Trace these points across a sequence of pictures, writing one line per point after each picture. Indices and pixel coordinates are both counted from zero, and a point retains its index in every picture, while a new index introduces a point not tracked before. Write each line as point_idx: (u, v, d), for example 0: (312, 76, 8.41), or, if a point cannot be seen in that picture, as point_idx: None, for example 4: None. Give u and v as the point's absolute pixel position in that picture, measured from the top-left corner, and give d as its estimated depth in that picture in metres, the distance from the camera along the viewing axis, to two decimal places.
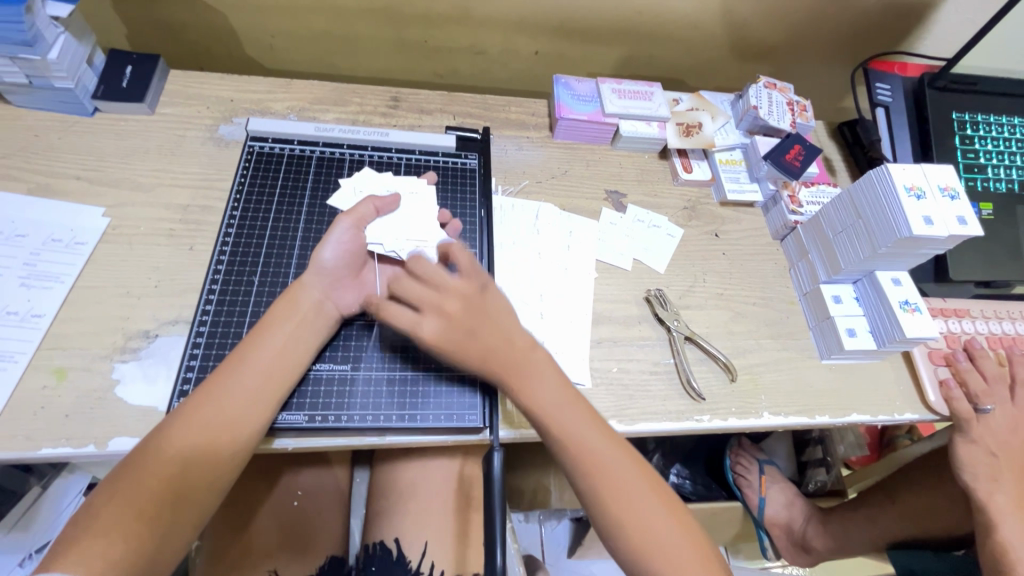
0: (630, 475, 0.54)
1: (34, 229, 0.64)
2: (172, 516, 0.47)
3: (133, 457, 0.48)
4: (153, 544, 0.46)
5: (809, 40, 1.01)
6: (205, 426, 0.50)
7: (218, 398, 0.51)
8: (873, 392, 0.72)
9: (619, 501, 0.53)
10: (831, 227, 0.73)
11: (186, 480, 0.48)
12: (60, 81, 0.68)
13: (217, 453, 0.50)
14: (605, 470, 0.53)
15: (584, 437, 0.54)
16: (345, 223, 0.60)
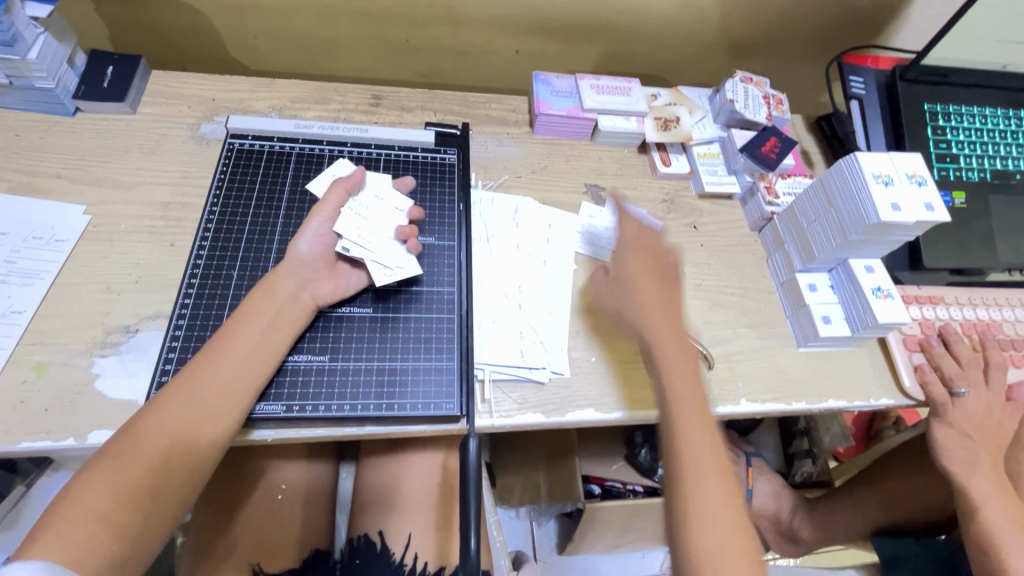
0: (702, 423, 0.54)
1: (15, 227, 0.64)
2: (152, 503, 0.48)
3: (113, 446, 0.48)
4: (133, 529, 0.46)
5: (786, 36, 1.03)
6: (185, 414, 0.51)
7: (197, 386, 0.52)
8: (850, 378, 0.73)
9: (689, 440, 0.53)
10: (805, 217, 0.74)
11: (166, 467, 0.49)
12: (41, 81, 0.69)
13: (199, 440, 0.51)
14: (685, 409, 0.55)
15: (677, 382, 0.56)
16: (319, 216, 0.62)
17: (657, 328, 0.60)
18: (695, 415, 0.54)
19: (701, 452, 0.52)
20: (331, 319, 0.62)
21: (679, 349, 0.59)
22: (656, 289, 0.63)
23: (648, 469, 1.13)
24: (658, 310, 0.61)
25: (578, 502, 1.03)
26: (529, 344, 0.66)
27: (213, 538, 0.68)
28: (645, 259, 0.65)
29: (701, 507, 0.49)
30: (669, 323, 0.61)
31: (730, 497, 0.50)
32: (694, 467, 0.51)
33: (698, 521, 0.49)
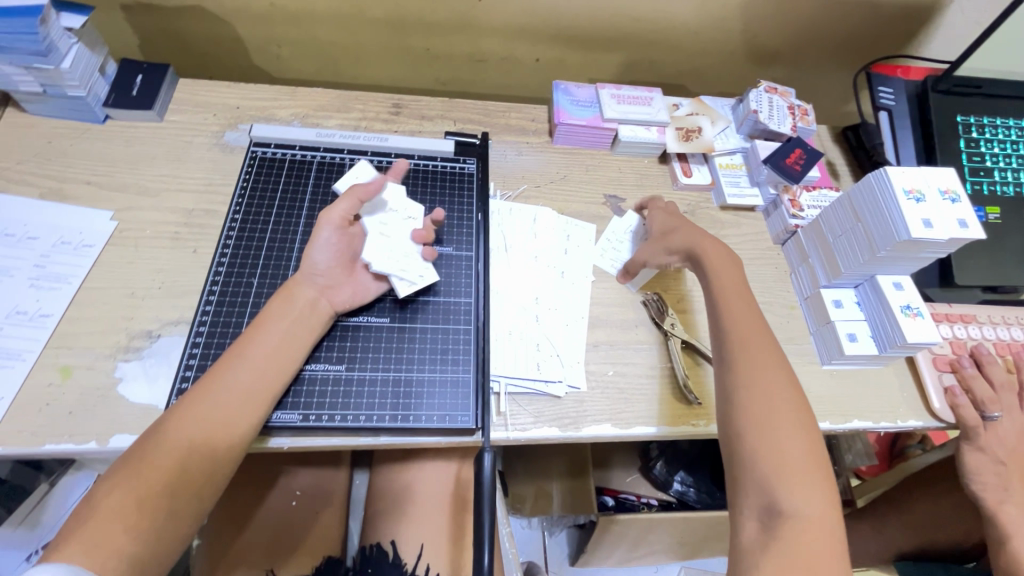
0: (778, 377, 0.57)
1: (45, 233, 0.66)
2: (170, 515, 0.48)
3: (130, 459, 0.48)
4: (150, 544, 0.46)
5: (812, 44, 1.01)
6: (200, 425, 0.51)
7: (211, 398, 0.52)
8: (876, 398, 0.71)
9: (764, 395, 0.56)
10: (831, 231, 0.72)
11: (183, 479, 0.49)
12: (73, 90, 0.70)
13: (217, 451, 0.51)
14: (758, 364, 0.58)
15: (747, 335, 0.60)
16: (327, 226, 0.61)
17: (726, 281, 0.65)
18: (768, 370, 0.57)
19: (779, 404, 0.55)
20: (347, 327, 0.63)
21: (748, 304, 0.63)
22: (719, 250, 0.68)
23: (663, 482, 1.12)
24: (719, 263, 0.66)
25: (590, 514, 1.02)
26: (546, 357, 0.65)
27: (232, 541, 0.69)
28: (692, 232, 0.70)
29: (788, 459, 0.52)
30: (737, 283, 0.65)
31: (810, 451, 0.53)
32: (773, 421, 0.54)
33: (787, 472, 0.51)
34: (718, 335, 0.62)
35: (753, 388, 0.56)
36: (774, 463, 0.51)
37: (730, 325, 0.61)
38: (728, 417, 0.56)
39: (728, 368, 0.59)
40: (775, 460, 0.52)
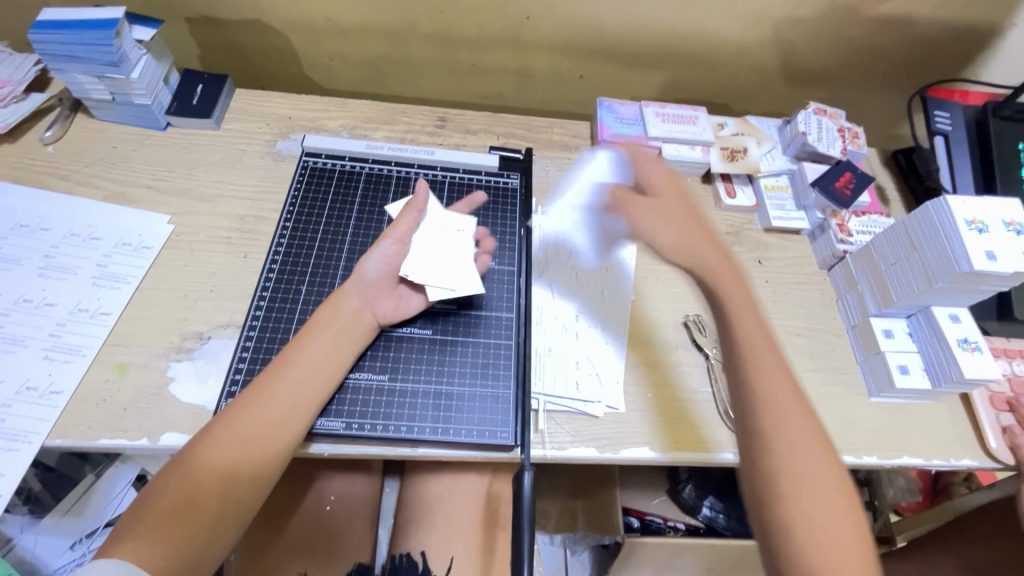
0: (807, 434, 0.53)
1: (107, 234, 0.69)
2: (212, 531, 0.49)
3: (171, 474, 0.49)
4: (194, 557, 0.47)
5: (863, 66, 0.99)
6: (241, 440, 0.51)
7: (251, 413, 0.52)
8: (927, 434, 0.68)
9: (795, 458, 0.51)
10: (883, 258, 0.70)
11: (225, 494, 0.50)
12: (139, 98, 0.74)
13: (258, 467, 0.52)
14: (790, 422, 0.53)
15: (774, 385, 0.54)
16: (384, 240, 0.63)
17: (747, 315, 0.57)
18: (796, 429, 0.53)
19: (814, 465, 0.51)
20: (390, 338, 0.63)
21: (769, 343, 0.57)
22: (705, 235, 0.62)
23: (691, 507, 1.09)
24: (730, 278, 0.59)
25: (616, 535, 1.00)
26: (585, 375, 0.65)
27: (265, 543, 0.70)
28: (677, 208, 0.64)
29: (828, 529, 0.49)
30: (739, 290, 0.59)
31: (847, 515, 0.50)
32: (809, 487, 0.50)
33: (828, 546, 0.48)
34: (740, 381, 0.56)
35: (783, 450, 0.52)
36: (814, 536, 0.48)
37: (748, 367, 0.55)
38: (757, 479, 0.52)
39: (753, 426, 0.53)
40: (813, 530, 0.48)
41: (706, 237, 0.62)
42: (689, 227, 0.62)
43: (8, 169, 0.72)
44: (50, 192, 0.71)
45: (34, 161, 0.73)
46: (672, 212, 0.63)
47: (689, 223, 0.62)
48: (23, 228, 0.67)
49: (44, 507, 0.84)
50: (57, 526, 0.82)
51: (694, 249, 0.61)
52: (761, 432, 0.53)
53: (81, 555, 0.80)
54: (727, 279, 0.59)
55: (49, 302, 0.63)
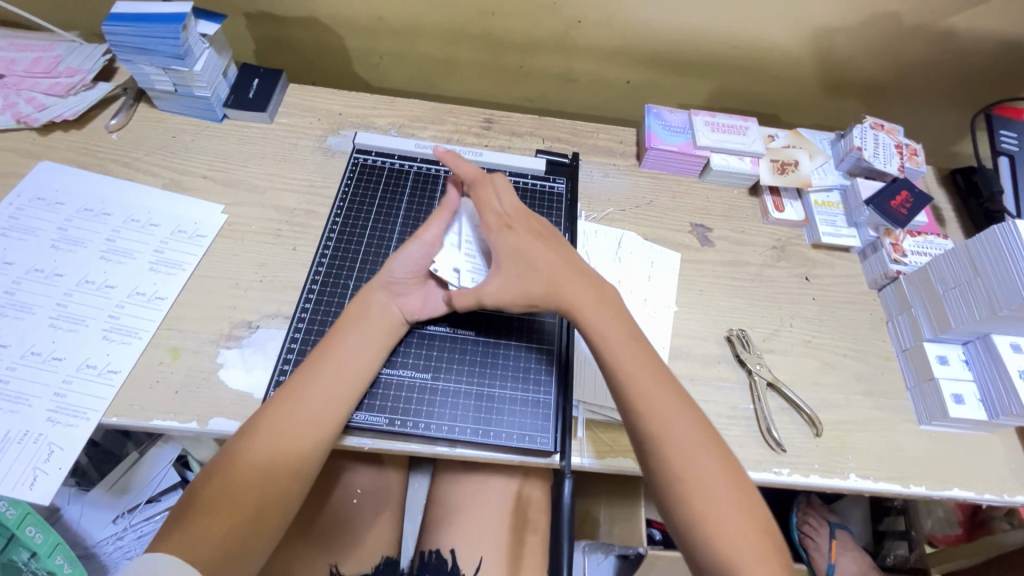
0: (694, 431, 0.53)
1: (164, 220, 0.71)
2: (240, 523, 0.49)
3: (212, 475, 0.51)
4: (236, 544, 0.49)
5: (922, 81, 0.95)
6: (278, 441, 0.53)
7: (285, 416, 0.53)
8: (979, 467, 0.65)
9: (683, 454, 0.52)
10: (940, 281, 0.67)
11: (264, 495, 0.51)
12: (200, 90, 0.76)
13: (295, 467, 0.53)
14: (662, 416, 0.54)
15: (643, 380, 0.55)
16: (415, 241, 0.62)
17: (607, 334, 0.58)
18: (680, 424, 0.53)
19: (713, 469, 0.52)
20: (428, 333, 0.64)
21: (635, 341, 0.58)
22: (555, 255, 0.61)
23: None
24: (590, 304, 0.59)
25: (639, 547, 0.98)
26: None
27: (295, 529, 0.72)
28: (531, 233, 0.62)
29: (719, 529, 0.50)
30: (603, 303, 0.59)
31: (755, 526, 0.50)
32: (699, 485, 0.51)
33: (730, 546, 0.49)
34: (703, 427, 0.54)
35: (668, 447, 0.52)
36: (713, 536, 0.49)
37: (620, 353, 0.57)
38: (689, 529, 0.51)
39: (701, 475, 0.52)
40: (723, 530, 0.49)
41: (564, 267, 0.60)
42: (544, 259, 0.60)
43: (74, 155, 0.75)
44: (113, 178, 0.73)
45: (99, 147, 0.76)
46: (535, 244, 0.61)
47: (547, 256, 0.60)
48: (87, 212, 0.70)
49: (89, 481, 0.87)
50: (99, 500, 0.87)
51: (552, 288, 0.59)
52: (639, 419, 0.54)
53: (120, 529, 0.87)
54: (586, 302, 0.59)
55: (109, 284, 0.65)
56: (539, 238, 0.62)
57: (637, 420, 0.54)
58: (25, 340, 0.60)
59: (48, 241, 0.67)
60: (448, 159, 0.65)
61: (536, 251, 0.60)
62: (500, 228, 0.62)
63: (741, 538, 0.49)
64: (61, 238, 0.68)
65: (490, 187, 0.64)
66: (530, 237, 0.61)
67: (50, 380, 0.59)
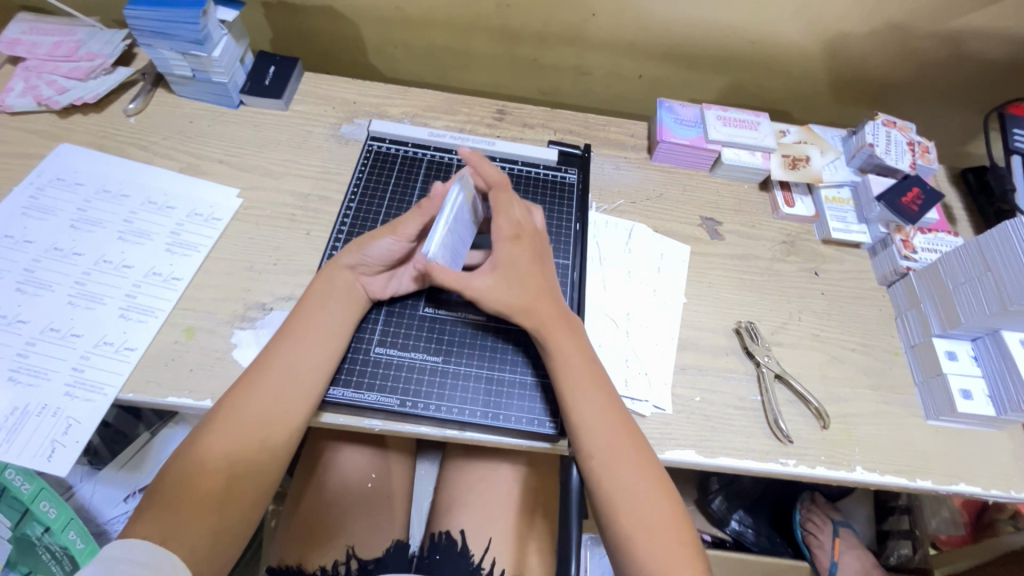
0: (630, 457, 0.54)
1: (181, 203, 0.72)
2: (224, 506, 0.51)
3: (176, 467, 0.52)
4: (219, 525, 0.51)
5: (935, 80, 0.95)
6: (242, 430, 0.53)
7: (244, 404, 0.54)
8: (987, 463, 0.65)
9: (614, 477, 0.54)
10: (951, 277, 0.68)
11: (233, 484, 0.52)
12: (217, 76, 0.77)
13: (257, 456, 0.54)
14: (601, 441, 0.55)
15: (589, 405, 0.56)
16: (389, 235, 0.62)
17: (563, 355, 0.58)
18: (617, 449, 0.55)
19: (641, 496, 0.53)
20: (405, 314, 0.65)
21: (588, 365, 0.58)
22: (538, 278, 0.60)
23: (720, 519, 1.06)
24: (554, 326, 0.59)
25: None
26: (634, 373, 0.66)
27: (300, 515, 0.73)
28: (529, 253, 0.61)
29: (635, 553, 0.51)
30: (566, 328, 0.59)
31: (685, 547, 0.52)
32: (632, 504, 0.53)
33: (642, 567, 0.51)
34: (642, 450, 0.56)
35: (600, 470, 0.54)
36: (641, 556, 0.51)
37: (571, 375, 0.57)
38: (618, 549, 0.53)
39: (633, 500, 0.53)
40: (645, 545, 0.51)
41: (542, 289, 0.60)
42: (530, 281, 0.59)
43: (94, 137, 0.76)
44: (131, 161, 0.74)
45: (118, 130, 0.77)
46: (527, 264, 0.60)
47: (531, 277, 0.60)
48: (105, 193, 0.71)
49: (101, 460, 0.89)
50: (113, 480, 0.88)
51: (527, 307, 0.58)
52: (581, 441, 0.55)
53: (130, 508, 0.88)
54: (552, 324, 0.58)
55: (126, 264, 0.66)
56: (532, 257, 0.61)
57: (578, 442, 0.56)
58: (44, 316, 0.62)
59: (67, 221, 0.68)
60: (473, 160, 0.62)
61: (524, 272, 0.60)
62: (508, 239, 0.61)
63: (669, 560, 0.51)
64: (80, 218, 0.69)
65: (509, 198, 0.63)
66: (528, 257, 0.61)
67: (69, 355, 0.60)
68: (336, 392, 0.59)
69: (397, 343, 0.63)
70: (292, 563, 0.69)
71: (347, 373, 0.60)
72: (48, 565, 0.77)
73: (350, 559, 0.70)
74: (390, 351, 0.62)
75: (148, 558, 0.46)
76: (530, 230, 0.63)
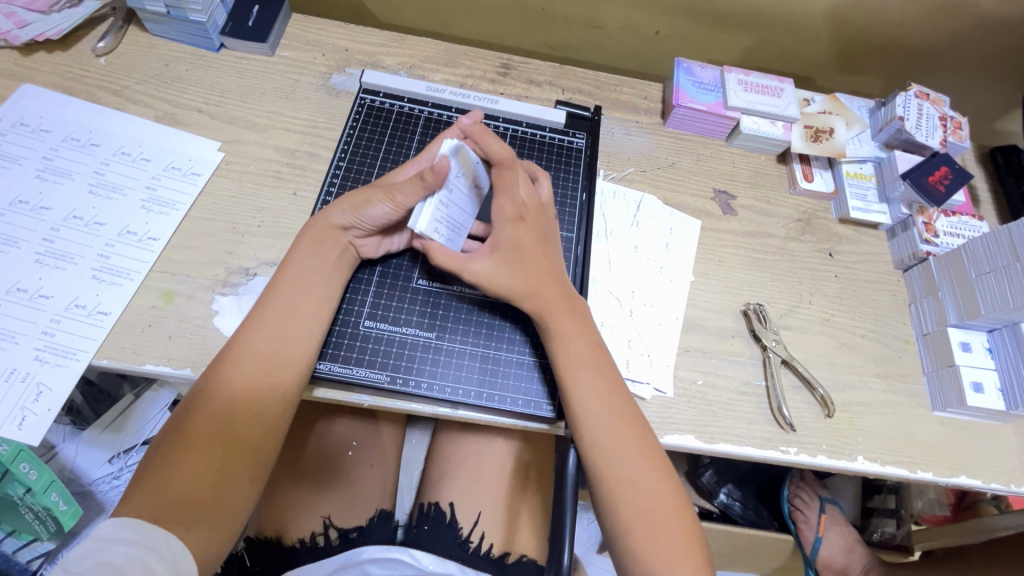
0: (634, 446, 0.52)
1: (158, 155, 0.67)
2: (214, 481, 0.48)
3: (163, 444, 0.49)
4: (208, 499, 0.48)
5: (975, 49, 0.88)
6: (226, 404, 0.50)
7: (230, 377, 0.51)
8: (991, 457, 0.64)
9: (615, 466, 0.52)
10: (974, 265, 0.64)
11: (223, 461, 0.49)
12: (194, 14, 0.70)
13: (250, 430, 0.51)
14: (602, 429, 0.52)
15: (592, 394, 0.53)
16: (385, 201, 0.55)
17: (570, 338, 0.55)
18: (620, 440, 0.52)
19: (643, 487, 0.51)
20: (398, 283, 0.61)
21: (594, 349, 0.55)
22: (547, 257, 0.57)
23: (708, 492, 1.06)
24: (558, 311, 0.55)
25: None
26: (636, 355, 0.63)
27: (279, 485, 0.71)
28: (540, 233, 0.57)
29: (636, 545, 0.50)
30: (571, 311, 0.56)
31: (686, 540, 0.50)
32: (635, 498, 0.51)
33: (642, 557, 0.50)
34: (646, 438, 0.53)
35: (602, 459, 0.52)
36: (638, 549, 0.50)
37: (573, 361, 0.54)
38: (617, 540, 0.51)
39: (637, 494, 0.51)
40: (646, 539, 0.50)
41: (549, 269, 0.57)
42: (537, 263, 0.56)
43: (60, 79, 0.69)
44: (101, 106, 0.68)
45: (87, 72, 0.70)
46: (535, 247, 0.56)
47: (538, 259, 0.56)
48: (74, 141, 0.66)
49: (83, 420, 0.88)
50: (96, 441, 0.89)
51: (531, 290, 0.55)
52: (581, 430, 0.53)
53: (115, 469, 0.91)
54: (558, 306, 0.55)
55: (98, 221, 0.62)
56: (540, 238, 0.57)
57: (579, 429, 0.53)
58: (11, 274, 0.57)
59: (33, 170, 0.63)
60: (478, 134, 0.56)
61: (532, 255, 0.56)
62: (512, 220, 0.56)
63: (671, 553, 0.50)
64: (46, 168, 0.63)
65: (512, 176, 0.57)
66: (534, 237, 0.57)
67: (38, 318, 0.56)
68: (323, 366, 0.56)
69: (389, 318, 0.59)
70: (271, 533, 0.68)
71: (334, 347, 0.57)
72: (31, 523, 0.78)
73: (327, 529, 0.69)
74: (381, 326, 0.59)
75: (140, 538, 0.44)
76: (537, 211, 0.58)
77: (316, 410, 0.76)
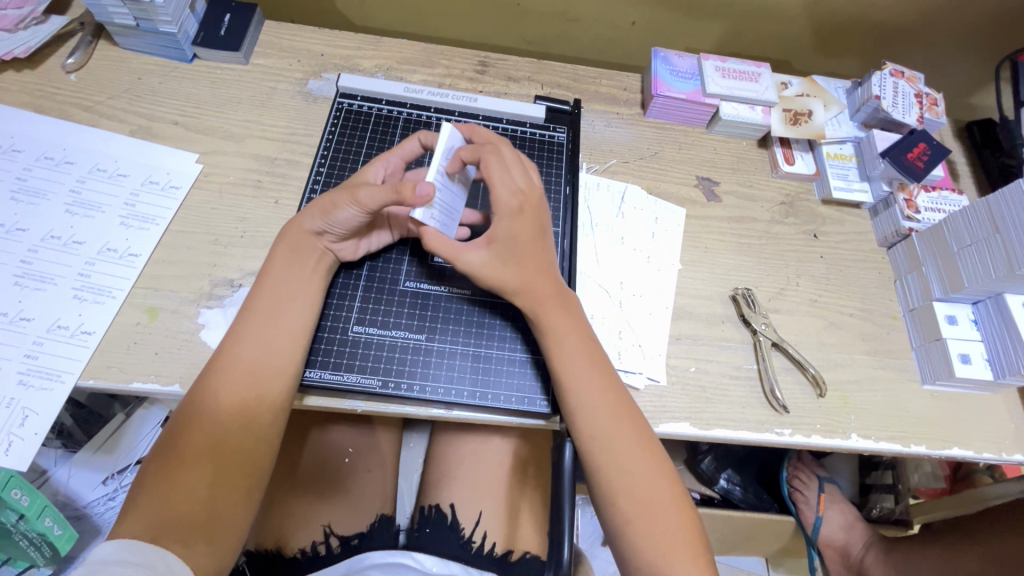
0: (628, 437, 0.52)
1: (135, 170, 0.66)
2: (209, 496, 0.48)
3: (154, 462, 0.48)
4: (204, 515, 0.47)
5: (946, 25, 0.89)
6: (217, 418, 0.50)
7: (218, 391, 0.50)
8: (982, 427, 0.65)
9: (611, 458, 0.52)
10: (956, 239, 0.65)
11: (216, 474, 0.49)
12: (165, 25, 0.69)
13: (242, 443, 0.51)
14: (597, 422, 0.52)
15: (586, 387, 0.53)
16: (351, 204, 0.53)
17: (562, 333, 0.55)
18: (615, 433, 0.52)
19: (639, 478, 0.51)
20: (384, 287, 0.61)
21: (585, 344, 0.55)
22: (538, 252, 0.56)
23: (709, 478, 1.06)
24: (547, 306, 0.55)
25: None
26: (627, 345, 0.63)
27: (276, 497, 0.70)
28: (538, 224, 0.57)
29: (636, 534, 0.50)
30: (560, 306, 0.55)
31: (684, 527, 0.51)
32: (632, 488, 0.51)
33: (642, 547, 0.50)
34: (641, 429, 0.54)
35: (598, 452, 0.52)
36: (638, 540, 0.50)
37: (566, 356, 0.54)
38: (618, 532, 0.51)
39: (634, 484, 0.51)
40: (644, 528, 0.50)
41: (544, 264, 0.56)
42: (531, 257, 0.55)
43: (31, 97, 0.68)
44: (74, 123, 0.67)
45: (57, 89, 0.69)
46: (531, 241, 0.56)
47: (533, 253, 0.56)
48: (47, 160, 0.65)
49: (75, 442, 0.89)
50: (89, 462, 0.88)
51: (524, 286, 0.55)
52: (576, 423, 0.53)
53: (110, 490, 0.90)
54: (548, 301, 0.55)
55: (77, 240, 0.61)
56: (534, 232, 0.56)
57: (574, 424, 0.53)
58: None
59: (7, 191, 0.62)
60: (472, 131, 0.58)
61: (526, 250, 0.55)
62: (511, 211, 0.55)
63: (671, 541, 0.50)
64: (21, 188, 0.62)
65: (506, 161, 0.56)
66: (532, 232, 0.56)
67: (19, 342, 0.55)
68: (313, 374, 0.56)
69: (377, 322, 0.59)
70: (271, 546, 0.67)
71: (323, 354, 0.57)
72: (26, 550, 0.76)
73: (328, 537, 0.68)
74: (370, 330, 0.58)
75: (138, 558, 0.42)
76: (534, 197, 0.57)
77: (312, 418, 0.76)
